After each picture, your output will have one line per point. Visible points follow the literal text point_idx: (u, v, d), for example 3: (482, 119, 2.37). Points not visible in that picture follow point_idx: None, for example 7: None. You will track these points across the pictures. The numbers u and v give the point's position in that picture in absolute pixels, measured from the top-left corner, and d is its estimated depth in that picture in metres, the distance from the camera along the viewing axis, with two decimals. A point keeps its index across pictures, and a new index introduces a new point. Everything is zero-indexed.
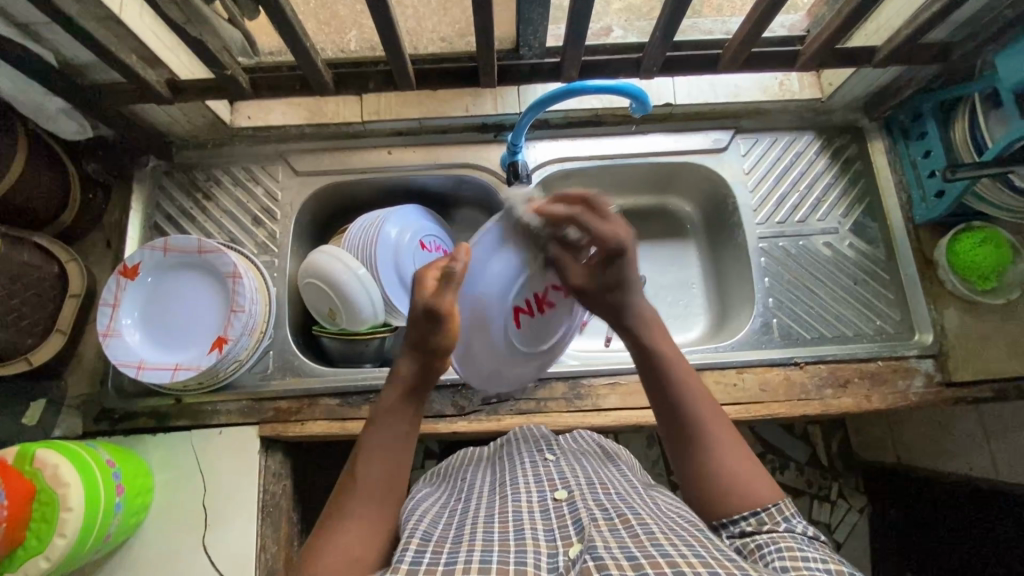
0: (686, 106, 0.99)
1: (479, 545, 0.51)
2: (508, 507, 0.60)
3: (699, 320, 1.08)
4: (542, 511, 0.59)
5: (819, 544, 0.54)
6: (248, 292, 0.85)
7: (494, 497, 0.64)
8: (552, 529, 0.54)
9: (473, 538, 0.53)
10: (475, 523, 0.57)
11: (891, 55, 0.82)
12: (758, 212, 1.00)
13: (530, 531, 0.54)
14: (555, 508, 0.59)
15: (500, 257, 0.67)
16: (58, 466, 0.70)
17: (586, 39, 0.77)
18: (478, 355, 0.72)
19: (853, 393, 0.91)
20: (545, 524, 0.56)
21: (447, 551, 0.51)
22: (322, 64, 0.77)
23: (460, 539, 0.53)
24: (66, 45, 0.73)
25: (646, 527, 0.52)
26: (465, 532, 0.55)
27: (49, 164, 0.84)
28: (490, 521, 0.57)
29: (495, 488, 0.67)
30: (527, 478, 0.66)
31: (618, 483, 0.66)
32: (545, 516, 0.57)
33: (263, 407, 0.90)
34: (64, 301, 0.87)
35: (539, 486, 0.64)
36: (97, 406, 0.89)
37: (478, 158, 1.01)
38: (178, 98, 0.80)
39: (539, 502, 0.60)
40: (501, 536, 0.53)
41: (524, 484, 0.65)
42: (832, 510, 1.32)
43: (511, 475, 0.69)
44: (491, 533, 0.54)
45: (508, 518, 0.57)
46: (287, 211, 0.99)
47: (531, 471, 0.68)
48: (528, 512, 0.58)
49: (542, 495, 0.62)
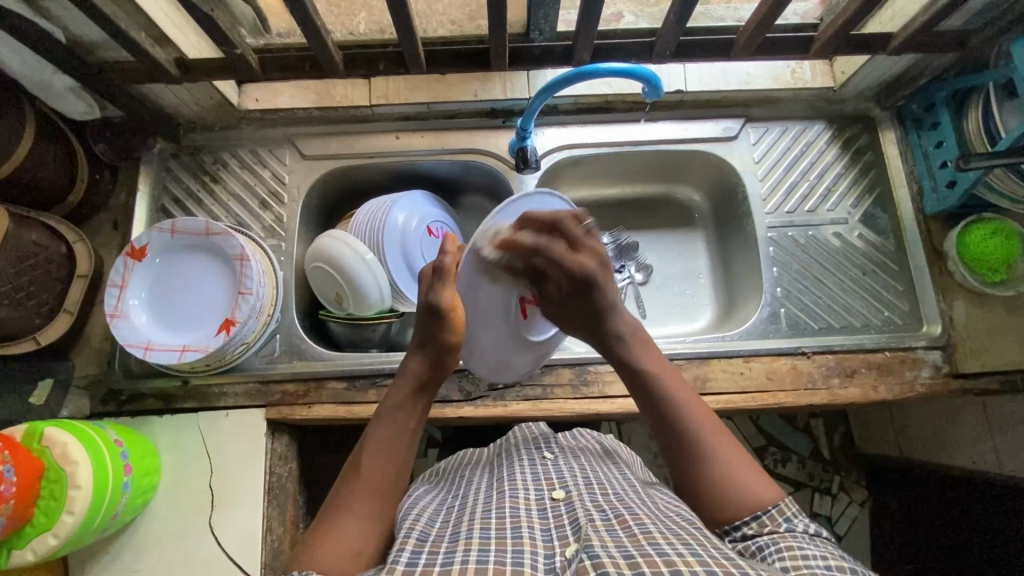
0: (697, 94, 0.98)
1: (476, 544, 0.51)
2: (505, 502, 0.59)
3: (706, 310, 1.08)
4: (540, 510, 0.58)
5: (822, 541, 0.53)
6: (255, 275, 0.85)
7: (491, 494, 0.63)
8: (549, 529, 0.54)
9: (470, 536, 0.53)
10: (471, 521, 0.57)
11: (908, 43, 0.81)
12: (767, 201, 1.00)
13: (527, 528, 0.54)
14: (552, 508, 0.58)
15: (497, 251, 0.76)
16: (67, 444, 0.70)
17: (599, 21, 0.76)
18: (487, 347, 0.82)
19: (860, 383, 0.90)
20: (541, 523, 0.55)
21: (443, 550, 0.51)
22: (332, 44, 0.76)
23: (458, 537, 0.53)
24: (75, 22, 0.72)
25: (643, 527, 0.52)
26: (461, 531, 0.55)
27: (56, 145, 0.84)
28: (487, 517, 0.56)
29: (492, 486, 0.66)
30: (525, 476, 0.66)
31: (615, 482, 0.66)
32: (542, 515, 0.57)
33: (269, 390, 0.90)
34: (72, 281, 0.87)
35: (537, 485, 0.64)
36: (105, 386, 0.90)
37: (488, 145, 1.00)
38: (186, 78, 0.79)
39: (536, 500, 0.60)
40: (497, 533, 0.53)
41: (522, 483, 0.64)
42: (833, 503, 1.32)
43: (508, 473, 0.69)
44: (489, 530, 0.53)
45: (504, 514, 0.57)
46: (294, 195, 0.98)
47: (529, 469, 0.68)
48: (525, 510, 0.58)
49: (540, 494, 0.61)
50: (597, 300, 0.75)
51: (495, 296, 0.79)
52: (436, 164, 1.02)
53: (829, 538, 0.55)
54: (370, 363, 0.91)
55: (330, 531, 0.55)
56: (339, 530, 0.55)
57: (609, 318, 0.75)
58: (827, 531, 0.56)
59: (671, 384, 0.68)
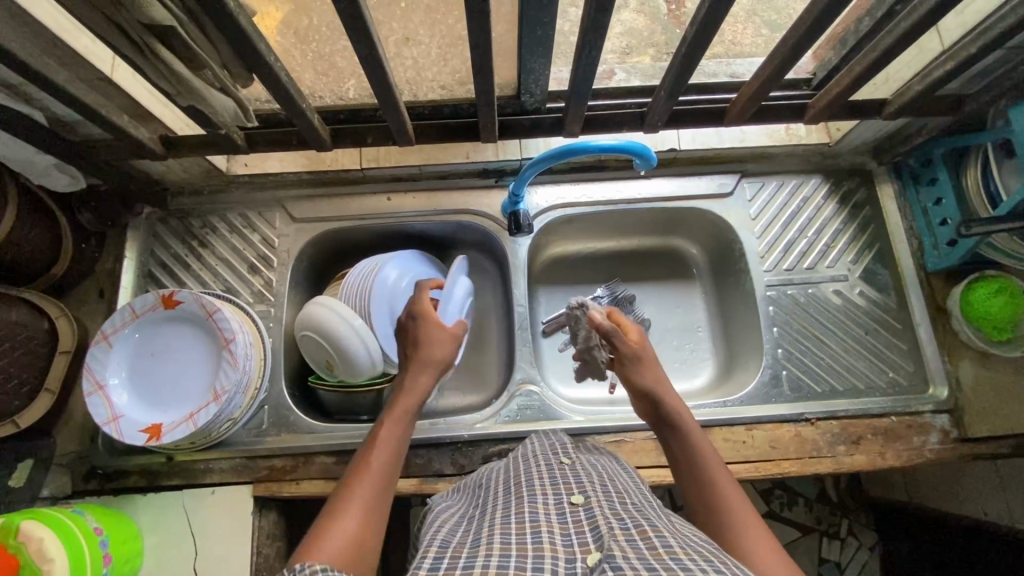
0: (691, 151, 0.98)
1: (496, 549, 0.48)
2: (525, 507, 0.55)
3: (705, 366, 1.05)
4: (559, 515, 0.54)
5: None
6: (243, 349, 0.82)
7: (510, 498, 0.59)
8: (570, 534, 0.50)
9: (490, 542, 0.49)
10: (492, 526, 0.53)
11: (902, 109, 0.80)
12: (765, 259, 0.98)
13: (546, 534, 0.50)
14: (572, 513, 0.54)
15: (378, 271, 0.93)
16: (44, 540, 0.68)
17: (589, 97, 0.76)
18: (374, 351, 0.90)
19: (866, 450, 0.88)
20: (562, 528, 0.51)
21: (465, 556, 0.47)
22: (318, 121, 0.75)
23: (478, 543, 0.50)
24: (56, 105, 0.71)
25: (664, 539, 0.48)
26: (482, 536, 0.51)
27: (39, 219, 0.82)
28: (509, 523, 0.53)
29: (510, 489, 0.62)
30: (542, 480, 0.61)
31: (636, 494, 0.62)
32: (562, 520, 0.53)
33: (256, 465, 0.87)
34: (55, 358, 0.84)
35: (555, 488, 0.59)
36: (87, 464, 0.87)
37: (480, 204, 0.99)
38: (171, 154, 0.78)
39: (555, 505, 0.56)
40: (518, 539, 0.49)
41: (540, 486, 0.60)
42: (842, 548, 1.26)
43: (526, 476, 0.64)
44: (510, 536, 0.50)
45: (524, 518, 0.53)
46: (284, 258, 0.96)
47: (546, 472, 0.63)
48: (544, 514, 0.54)
49: (559, 498, 0.57)
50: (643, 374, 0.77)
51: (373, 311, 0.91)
52: (428, 224, 1.00)
53: None
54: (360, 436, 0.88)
55: (329, 537, 0.53)
56: (337, 537, 0.53)
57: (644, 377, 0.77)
58: None
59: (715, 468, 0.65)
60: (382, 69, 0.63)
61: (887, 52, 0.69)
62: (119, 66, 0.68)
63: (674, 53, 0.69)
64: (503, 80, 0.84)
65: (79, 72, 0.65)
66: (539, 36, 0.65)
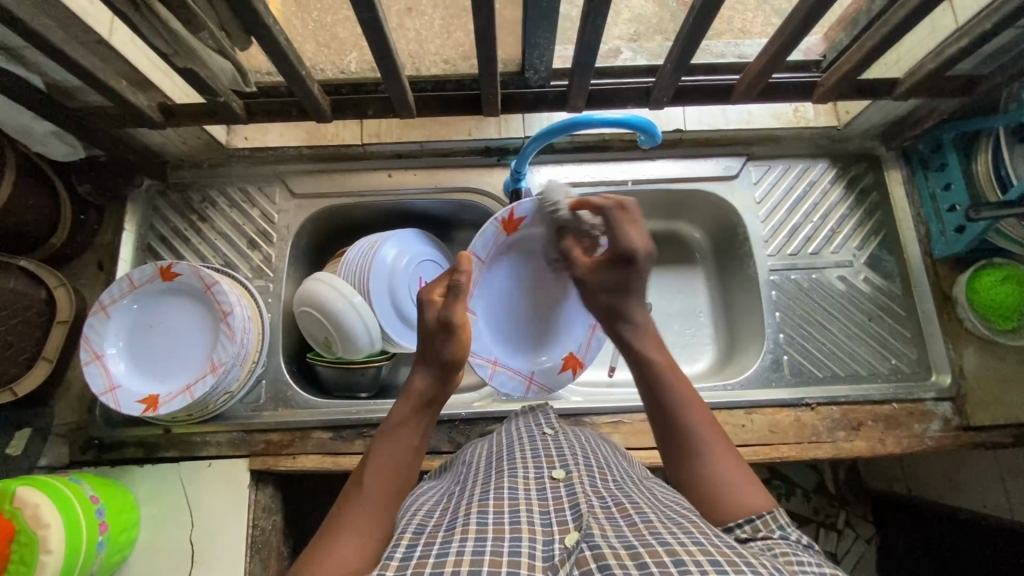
0: (697, 132, 0.96)
1: (472, 531, 0.47)
2: (504, 482, 0.55)
3: (706, 351, 1.04)
4: (539, 490, 0.54)
5: (815, 552, 0.50)
6: (240, 322, 0.82)
7: (491, 473, 0.59)
8: (549, 512, 0.50)
9: (466, 522, 0.48)
10: (469, 503, 0.53)
11: (914, 88, 0.78)
12: (769, 243, 0.97)
13: (525, 512, 0.50)
14: (553, 489, 0.54)
15: (376, 252, 0.92)
16: (39, 505, 0.68)
17: (594, 68, 0.73)
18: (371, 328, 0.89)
19: (866, 436, 0.87)
20: (540, 505, 0.51)
21: (439, 540, 0.47)
22: (319, 91, 0.74)
23: (453, 525, 0.49)
24: (54, 69, 0.70)
25: (645, 516, 0.48)
26: (458, 517, 0.50)
27: (37, 188, 0.82)
28: (485, 499, 0.52)
29: (491, 464, 0.62)
30: (524, 453, 0.61)
31: (617, 469, 0.61)
32: (542, 497, 0.52)
33: (253, 439, 0.87)
34: (53, 327, 0.84)
35: (536, 462, 0.59)
36: (84, 435, 0.87)
37: (482, 183, 0.98)
38: (170, 123, 0.77)
39: (535, 479, 0.55)
40: (495, 518, 0.48)
41: (521, 459, 0.60)
42: (839, 538, 1.25)
43: (508, 450, 0.64)
44: (486, 514, 0.49)
45: (503, 495, 0.52)
46: (284, 234, 0.96)
47: (529, 445, 0.63)
48: (525, 490, 0.53)
49: (540, 472, 0.57)
50: (630, 277, 0.73)
51: (369, 288, 0.91)
52: (429, 203, 1.00)
53: (820, 551, 0.51)
54: (359, 412, 0.89)
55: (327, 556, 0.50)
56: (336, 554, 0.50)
57: (631, 298, 0.73)
58: (819, 544, 0.52)
59: (696, 420, 0.61)
60: (383, 36, 0.62)
61: (900, 26, 0.68)
62: (118, 31, 0.67)
63: (678, 32, 0.69)
64: (507, 56, 0.83)
65: (75, 34, 0.64)
66: (544, 8, 0.63)
